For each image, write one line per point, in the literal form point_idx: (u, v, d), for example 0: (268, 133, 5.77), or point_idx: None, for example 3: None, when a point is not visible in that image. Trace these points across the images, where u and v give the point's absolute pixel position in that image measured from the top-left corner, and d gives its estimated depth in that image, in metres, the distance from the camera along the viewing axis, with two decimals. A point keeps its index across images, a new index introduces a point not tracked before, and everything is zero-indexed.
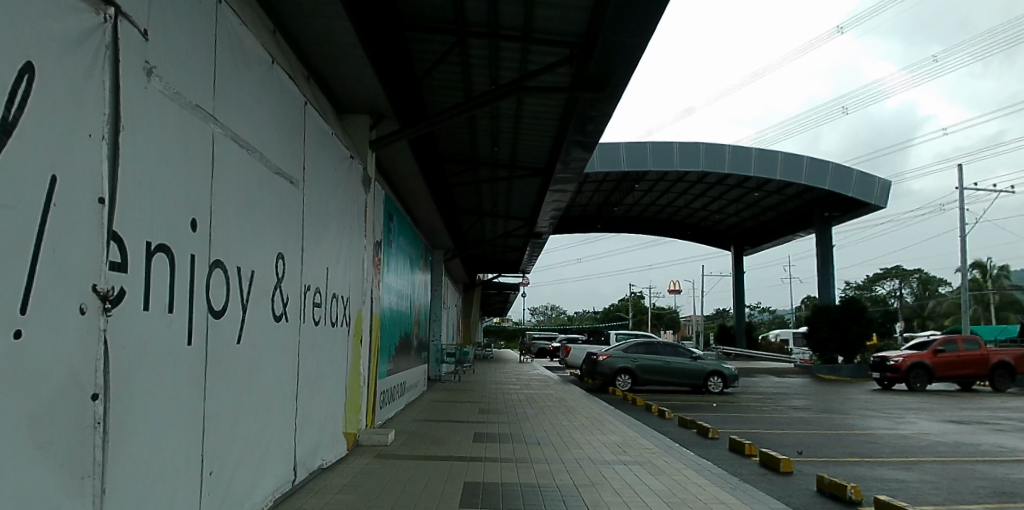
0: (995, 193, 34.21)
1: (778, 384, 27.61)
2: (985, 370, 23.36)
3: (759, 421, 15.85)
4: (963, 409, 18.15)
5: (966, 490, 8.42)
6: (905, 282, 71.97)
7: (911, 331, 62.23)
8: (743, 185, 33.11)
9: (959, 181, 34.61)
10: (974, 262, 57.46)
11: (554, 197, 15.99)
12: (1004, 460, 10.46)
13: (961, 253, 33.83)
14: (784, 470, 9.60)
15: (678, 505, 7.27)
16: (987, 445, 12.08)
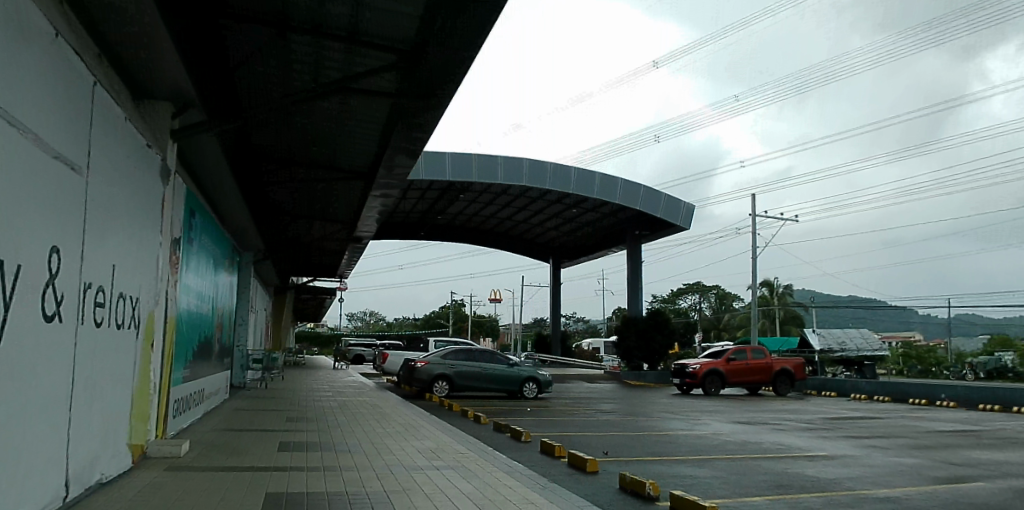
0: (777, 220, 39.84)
1: (588, 389, 29.84)
2: (769, 376, 27.21)
3: (570, 424, 17.11)
4: (747, 412, 20.83)
5: (746, 478, 9.78)
6: (704, 297, 80.82)
7: (708, 341, 69.98)
8: (562, 200, 35.33)
9: (753, 208, 39.69)
10: (764, 280, 66.35)
11: (377, 202, 15.91)
12: (776, 453, 12.26)
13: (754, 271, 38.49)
14: (590, 470, 10.46)
15: None
16: (770, 443, 13.62)
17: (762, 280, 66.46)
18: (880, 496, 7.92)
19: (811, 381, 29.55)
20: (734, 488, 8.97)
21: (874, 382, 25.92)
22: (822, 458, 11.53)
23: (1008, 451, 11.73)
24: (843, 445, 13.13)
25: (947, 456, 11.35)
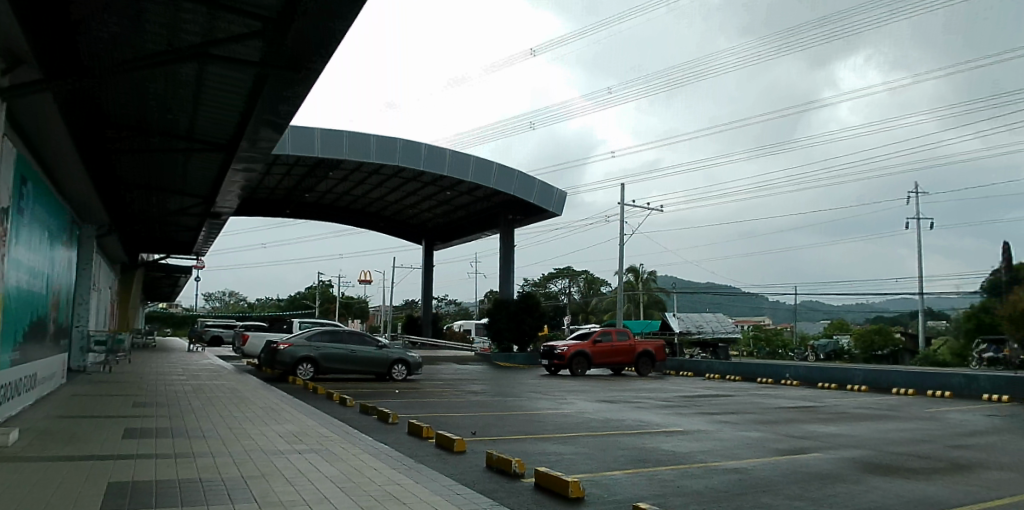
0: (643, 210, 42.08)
1: (459, 370, 30.26)
2: (632, 357, 28.81)
3: (439, 405, 17.35)
4: (612, 391, 22.05)
5: (605, 451, 10.50)
6: (574, 281, 83.91)
7: (577, 324, 72.93)
8: (437, 182, 35.31)
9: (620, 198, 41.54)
10: (630, 266, 69.34)
11: (241, 176, 15.10)
12: (633, 429, 13.23)
13: (619, 258, 40.56)
14: (457, 450, 10.72)
15: (353, 489, 7.31)
16: (628, 420, 14.69)
17: (629, 266, 69.35)
18: (722, 462, 8.88)
19: (671, 363, 31.78)
20: (594, 460, 9.61)
21: (729, 363, 27.95)
22: (675, 432, 12.57)
23: (832, 422, 13.36)
24: (696, 421, 14.33)
25: (783, 427, 12.76)
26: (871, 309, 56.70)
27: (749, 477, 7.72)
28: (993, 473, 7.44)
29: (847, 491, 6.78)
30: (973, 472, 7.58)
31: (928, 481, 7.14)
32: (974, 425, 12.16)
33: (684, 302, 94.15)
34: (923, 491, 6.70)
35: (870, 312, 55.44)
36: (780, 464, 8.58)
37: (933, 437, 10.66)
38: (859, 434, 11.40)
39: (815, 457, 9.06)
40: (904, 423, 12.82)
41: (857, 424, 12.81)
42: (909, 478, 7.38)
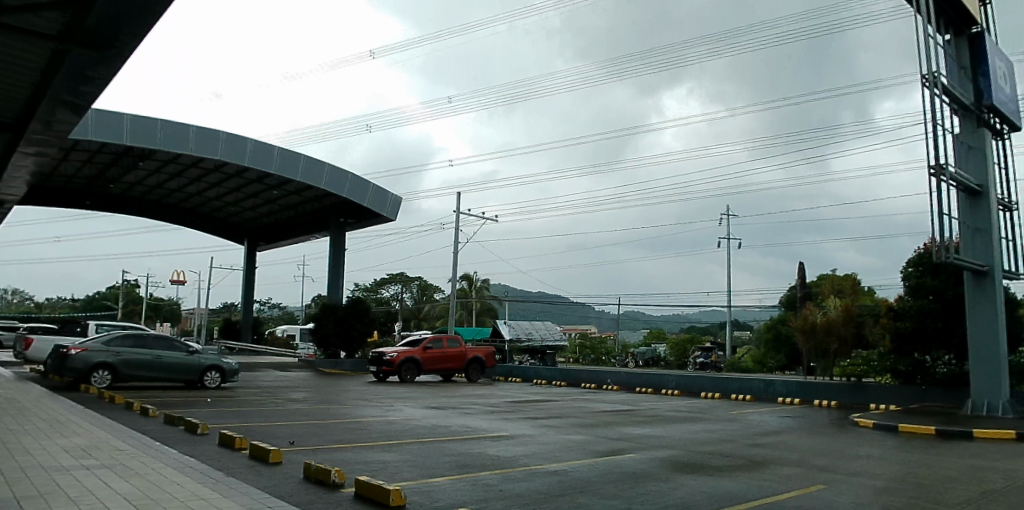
0: (479, 219, 42.25)
1: (280, 378, 28.30)
2: (461, 364, 28.92)
3: (256, 414, 15.98)
4: (441, 398, 21.89)
5: (431, 456, 10.21)
6: (407, 287, 82.72)
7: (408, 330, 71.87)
8: (263, 180, 32.86)
9: (456, 205, 41.22)
10: (465, 274, 69.88)
11: (32, 161, 12.78)
12: (460, 435, 13.10)
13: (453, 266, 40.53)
14: (272, 461, 9.78)
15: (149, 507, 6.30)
16: (456, 426, 14.57)
17: (463, 273, 69.83)
18: (546, 465, 9.08)
19: (499, 369, 32.46)
20: (419, 464, 9.31)
21: (557, 369, 29.31)
22: (501, 437, 12.70)
23: (647, 424, 14.33)
24: (522, 425, 14.64)
25: (603, 430, 13.46)
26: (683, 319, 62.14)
27: (569, 479, 7.96)
28: (780, 469, 8.37)
29: (658, 489, 7.21)
30: (763, 469, 8.47)
31: (728, 478, 7.83)
32: (766, 426, 13.69)
33: (516, 309, 96.85)
34: (723, 486, 7.32)
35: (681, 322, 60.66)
36: (597, 466, 8.97)
37: (733, 437, 11.83)
38: (670, 436, 12.34)
39: (630, 458, 9.62)
40: (708, 425, 14.11)
41: (668, 426, 13.86)
42: (710, 476, 8.05)
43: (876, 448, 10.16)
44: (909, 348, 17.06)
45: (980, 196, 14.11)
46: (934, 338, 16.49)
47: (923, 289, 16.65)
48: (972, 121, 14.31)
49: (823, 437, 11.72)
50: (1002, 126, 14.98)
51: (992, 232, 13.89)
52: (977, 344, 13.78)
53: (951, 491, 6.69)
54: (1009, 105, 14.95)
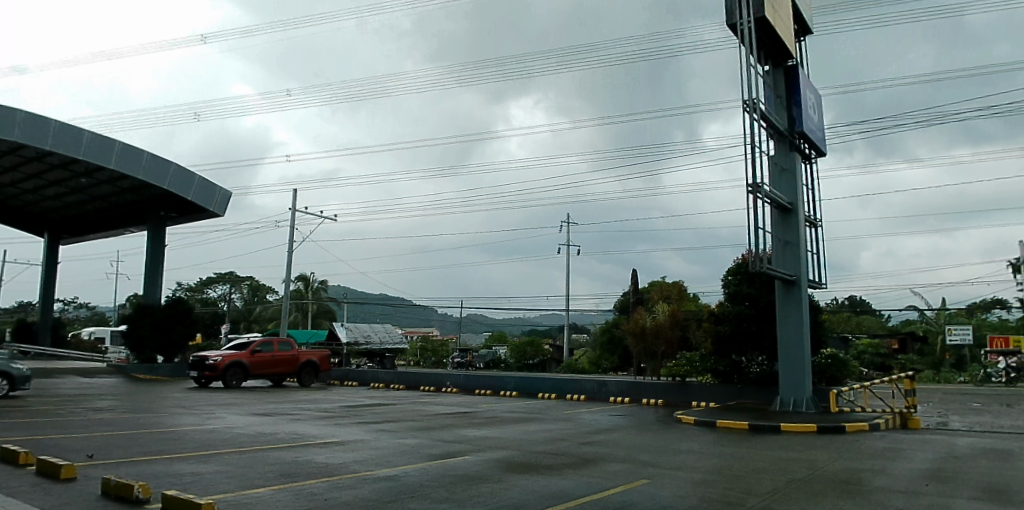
0: (320, 218, 39.81)
1: (79, 385, 24.82)
2: (293, 368, 27.28)
3: (46, 426, 13.80)
4: (269, 403, 20.49)
5: (255, 465, 9.43)
6: (237, 287, 76.68)
7: (236, 333, 66.62)
8: (67, 166, 28.76)
9: (293, 202, 38.39)
10: (301, 275, 66.43)
11: None
12: (289, 442, 12.29)
13: (288, 265, 38.22)
14: (63, 477, 8.44)
15: None
16: (285, 434, 13.64)
17: (298, 274, 66.32)
18: (379, 471, 8.79)
19: (336, 372, 31.16)
20: (240, 474, 8.55)
21: (395, 373, 28.84)
22: (332, 443, 12.12)
23: (484, 426, 14.49)
24: (357, 430, 14.13)
25: (439, 433, 13.34)
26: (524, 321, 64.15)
27: (402, 484, 7.77)
28: (607, 466, 8.85)
29: (491, 490, 7.25)
30: (591, 466, 8.89)
31: (559, 476, 8.11)
32: (597, 424, 14.45)
33: (357, 312, 93.67)
34: (555, 484, 7.56)
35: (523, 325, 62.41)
36: (433, 469, 8.84)
37: (567, 437, 12.33)
38: (505, 436, 12.58)
39: (465, 461, 9.63)
40: (544, 425, 14.60)
41: (506, 427, 14.14)
42: (541, 475, 8.28)
43: (691, 443, 11.11)
44: (727, 349, 19.01)
45: (791, 213, 15.97)
46: (749, 340, 18.56)
47: (740, 295, 18.61)
48: (786, 145, 16.19)
49: (648, 433, 12.63)
50: (810, 151, 17.12)
51: (799, 245, 15.78)
52: (786, 346, 15.68)
53: (752, 480, 7.46)
54: (817, 132, 17.10)
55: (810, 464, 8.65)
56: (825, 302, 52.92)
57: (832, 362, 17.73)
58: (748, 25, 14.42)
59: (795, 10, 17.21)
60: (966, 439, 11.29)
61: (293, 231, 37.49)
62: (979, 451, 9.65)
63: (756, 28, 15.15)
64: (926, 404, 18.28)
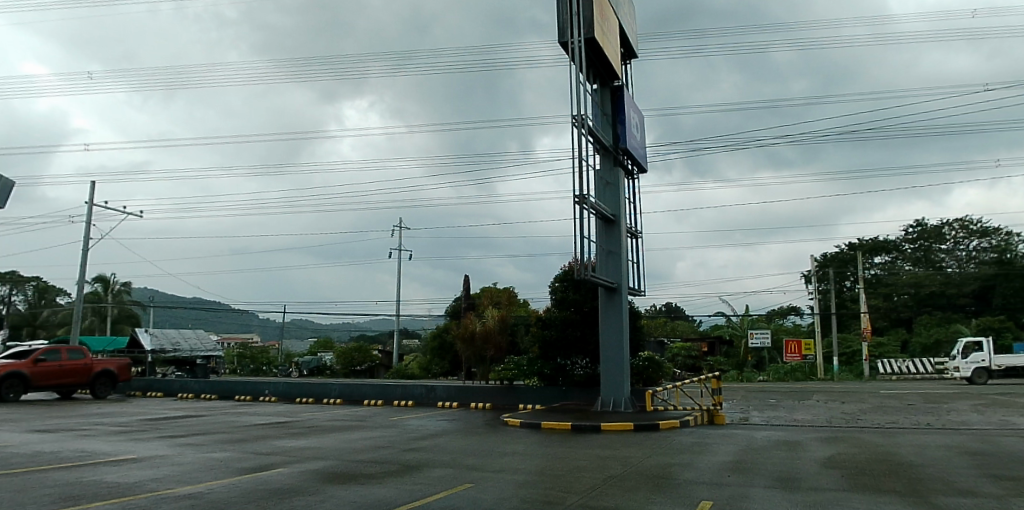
0: (122, 214, 35.44)
1: None
2: (86, 378, 23.74)
3: None
4: (49, 419, 17.67)
5: (21, 489, 8.03)
6: (17, 288, 65.30)
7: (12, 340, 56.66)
8: None
9: (90, 194, 33.98)
10: (97, 275, 58.62)
11: None
12: (71, 461, 10.65)
13: (82, 264, 33.48)
14: None
15: None
16: (67, 451, 11.82)
17: (94, 275, 58.50)
18: (180, 489, 7.93)
19: (137, 382, 27.80)
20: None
21: (206, 382, 26.42)
22: (125, 460, 10.71)
23: (304, 436, 13.71)
24: (157, 445, 12.65)
25: (253, 446, 12.38)
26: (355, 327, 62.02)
27: (205, 501, 7.07)
28: (432, 472, 8.79)
29: (307, 503, 6.86)
30: (416, 473, 8.76)
31: (382, 485, 7.88)
32: (424, 430, 14.34)
33: (167, 317, 84.38)
34: (377, 494, 7.33)
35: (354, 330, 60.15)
36: (243, 485, 8.16)
37: (393, 444, 12.08)
38: (327, 446, 12.00)
39: (280, 474, 9.02)
40: (369, 433, 14.18)
41: (328, 436, 13.50)
42: (362, 485, 7.99)
43: (517, 445, 11.43)
44: (553, 353, 19.88)
45: (614, 224, 17.14)
46: (574, 344, 19.60)
47: (567, 302, 19.64)
48: (610, 161, 17.37)
49: (474, 437, 12.78)
50: (633, 167, 18.53)
51: (620, 254, 16.97)
52: (608, 349, 16.76)
53: (571, 479, 7.83)
54: (639, 150, 18.56)
55: (625, 461, 9.28)
56: (646, 309, 57.45)
57: (649, 364, 19.40)
58: (579, 43, 15.31)
59: (622, 35, 18.60)
60: (757, 432, 12.83)
61: (89, 225, 33.03)
62: (766, 443, 11.00)
63: (587, 48, 16.14)
64: (729, 402, 20.49)
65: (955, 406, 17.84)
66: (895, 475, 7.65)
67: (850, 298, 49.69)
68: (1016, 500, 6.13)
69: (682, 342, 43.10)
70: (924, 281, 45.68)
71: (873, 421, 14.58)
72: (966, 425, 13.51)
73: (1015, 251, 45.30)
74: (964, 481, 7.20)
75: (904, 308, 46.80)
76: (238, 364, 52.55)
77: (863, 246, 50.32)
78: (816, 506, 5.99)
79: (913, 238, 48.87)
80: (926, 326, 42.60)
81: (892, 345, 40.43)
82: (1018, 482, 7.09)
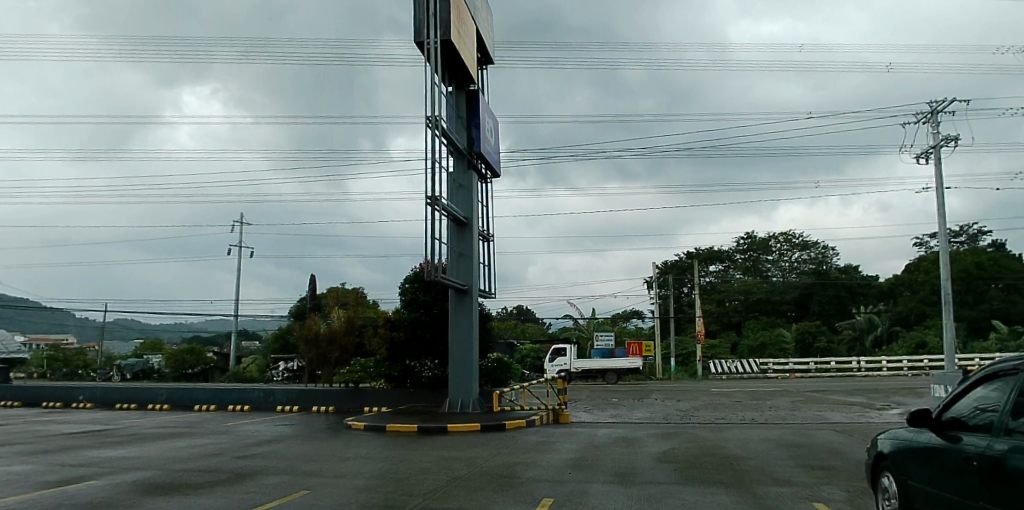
0: None
1: None
2: None
3: None
4: None
5: None
6: None
7: None
8: None
9: None
10: None
11: None
12: None
13: None
14: None
15: None
16: None
17: None
18: None
19: None
20: None
21: (4, 386, 22.95)
22: None
23: (123, 444, 12.30)
24: None
25: (59, 456, 10.87)
26: (189, 327, 56.81)
27: None
28: (267, 479, 8.26)
29: None
30: (249, 481, 8.19)
31: (209, 495, 7.26)
32: (262, 436, 13.46)
33: None
34: (204, 504, 6.74)
35: (188, 330, 55.01)
36: (41, 500, 7.12)
37: (224, 451, 11.20)
38: (149, 455, 10.85)
39: (90, 486, 8.00)
40: (198, 439, 13.03)
41: (150, 444, 12.23)
42: (185, 495, 7.31)
43: (361, 449, 11.10)
44: (400, 355, 19.59)
45: (465, 226, 17.29)
46: (422, 346, 19.37)
47: (416, 303, 19.49)
48: (463, 163, 17.50)
49: (318, 442, 12.22)
50: (486, 171, 18.82)
51: (471, 256, 17.15)
52: (457, 351, 16.79)
53: (415, 482, 7.75)
54: (493, 154, 18.88)
55: (471, 462, 9.37)
56: (498, 311, 58.35)
57: (497, 365, 19.84)
58: (435, 44, 15.27)
59: (479, 40, 18.87)
60: (600, 430, 13.54)
61: None
62: (606, 440, 11.64)
63: (444, 49, 16.15)
64: (574, 402, 21.47)
65: (775, 403, 20.10)
66: (717, 467, 8.43)
67: (687, 302, 54.10)
68: (819, 487, 7.02)
69: (533, 344, 44.42)
70: (752, 288, 51.15)
71: (703, 418, 15.99)
72: (781, 420, 15.26)
73: (829, 264, 52.77)
74: (777, 471, 8.12)
75: (734, 312, 51.85)
76: (45, 367, 46.07)
77: (699, 256, 55.11)
78: (645, 499, 6.45)
79: (744, 249, 54.49)
80: (752, 329, 47.57)
81: (723, 347, 44.32)
82: (819, 470, 8.10)
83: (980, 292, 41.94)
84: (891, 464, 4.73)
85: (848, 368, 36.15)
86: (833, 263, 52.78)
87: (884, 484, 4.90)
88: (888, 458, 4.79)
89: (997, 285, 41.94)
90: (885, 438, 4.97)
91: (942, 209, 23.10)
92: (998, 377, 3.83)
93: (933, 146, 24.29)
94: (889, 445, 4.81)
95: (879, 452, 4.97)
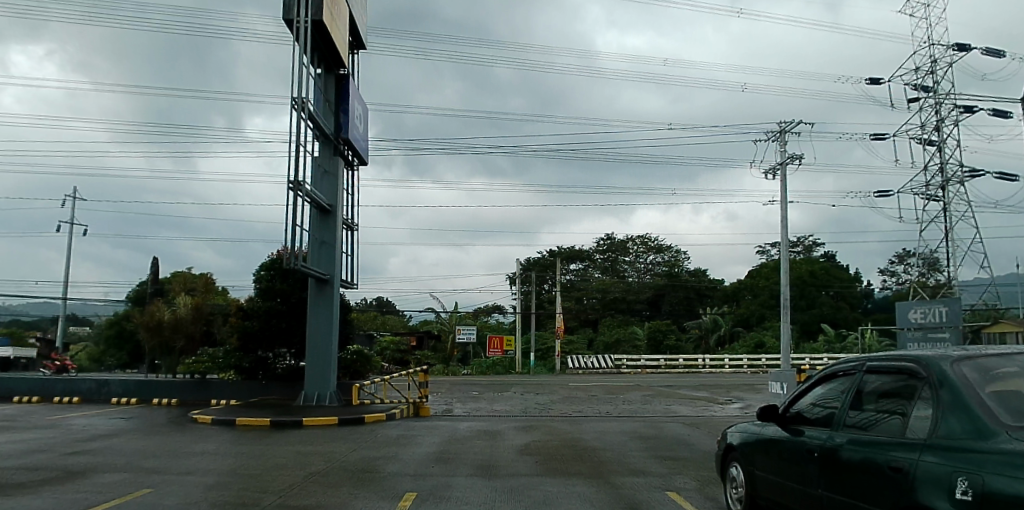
0: None
1: None
2: None
3: None
4: None
5: None
6: None
7: None
8: None
9: None
10: None
11: None
12: None
13: None
14: None
15: None
16: None
17: None
18: None
19: None
20: None
21: None
22: None
23: None
24: None
25: None
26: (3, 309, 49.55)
27: None
28: (101, 477, 7.44)
29: None
30: (79, 479, 7.35)
31: (29, 495, 6.40)
32: (93, 430, 12.12)
33: None
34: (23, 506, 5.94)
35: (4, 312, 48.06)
36: None
37: (50, 447, 9.93)
38: None
39: None
40: (16, 433, 11.47)
41: None
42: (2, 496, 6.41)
43: (208, 444, 10.32)
44: (253, 345, 18.46)
45: (329, 214, 16.65)
46: (277, 336, 18.39)
47: (273, 291, 18.47)
48: (330, 149, 16.82)
49: (158, 437, 11.20)
50: (353, 158, 18.24)
51: (334, 246, 16.55)
52: (315, 345, 16.13)
53: (268, 478, 7.35)
54: (361, 142, 18.34)
55: (330, 456, 9.06)
56: (359, 302, 56.59)
57: (357, 357, 19.32)
58: (305, 22, 14.53)
59: (352, 23, 18.20)
60: (462, 423, 13.65)
61: None
62: (467, 433, 11.76)
63: (314, 28, 15.39)
64: (436, 395, 21.41)
65: (627, 396, 21.39)
66: (574, 458, 8.81)
67: (547, 298, 56.03)
68: (670, 476, 7.57)
69: (394, 336, 43.67)
70: (609, 288, 54.03)
71: (562, 411, 16.64)
72: (634, 414, 16.29)
73: (679, 267, 56.99)
74: (633, 462, 8.62)
75: (591, 310, 54.42)
76: None
77: (562, 254, 57.21)
78: (508, 490, 6.58)
79: (603, 249, 57.41)
80: (608, 326, 50.19)
81: (580, 343, 46.41)
82: (671, 461, 8.71)
83: (812, 297, 47.22)
84: (740, 455, 5.20)
85: (693, 365, 39.20)
86: (683, 266, 57.04)
87: (732, 474, 5.38)
88: (737, 449, 5.25)
89: (827, 292, 47.52)
90: (734, 431, 5.45)
91: (784, 222, 25.65)
92: (836, 376, 4.33)
93: (780, 163, 26.93)
94: (738, 438, 5.28)
95: (729, 444, 5.44)
